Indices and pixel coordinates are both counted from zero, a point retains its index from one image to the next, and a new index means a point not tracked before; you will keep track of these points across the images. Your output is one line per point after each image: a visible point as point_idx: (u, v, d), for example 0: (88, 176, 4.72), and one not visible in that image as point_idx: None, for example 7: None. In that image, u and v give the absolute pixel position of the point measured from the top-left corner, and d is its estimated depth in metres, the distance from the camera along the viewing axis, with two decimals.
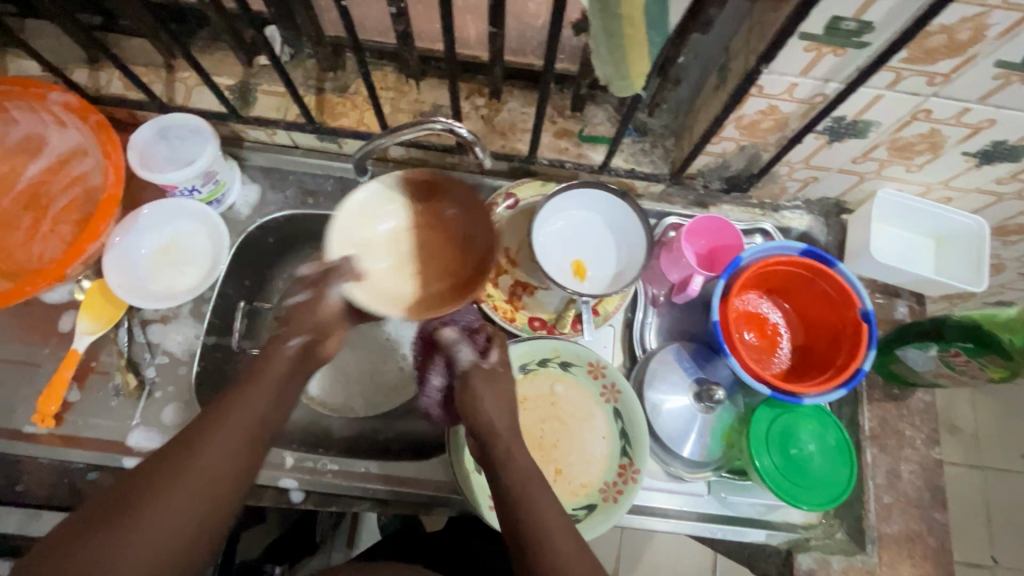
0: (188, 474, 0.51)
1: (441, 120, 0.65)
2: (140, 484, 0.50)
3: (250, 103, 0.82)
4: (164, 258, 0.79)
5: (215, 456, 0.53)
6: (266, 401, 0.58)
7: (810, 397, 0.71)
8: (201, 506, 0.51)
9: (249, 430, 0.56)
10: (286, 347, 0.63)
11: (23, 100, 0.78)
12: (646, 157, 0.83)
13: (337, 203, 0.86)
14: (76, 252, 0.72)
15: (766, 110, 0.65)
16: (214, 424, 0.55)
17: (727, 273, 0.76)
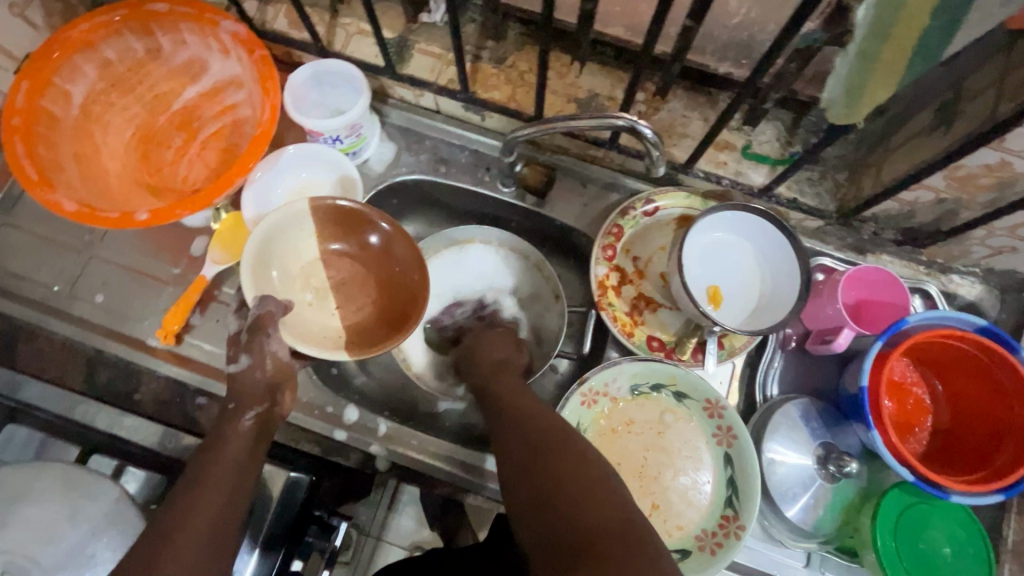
0: (183, 544, 0.52)
1: (626, 116, 0.60)
2: (143, 554, 0.51)
3: (404, 60, 0.80)
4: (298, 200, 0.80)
5: (207, 526, 0.54)
6: (235, 461, 0.60)
7: (959, 495, 0.63)
8: (196, 567, 0.52)
9: (235, 477, 0.59)
10: (241, 423, 0.63)
11: (196, 24, 0.79)
12: (812, 188, 0.75)
13: (468, 176, 0.83)
14: (227, 182, 0.72)
15: (993, 166, 0.56)
16: (202, 478, 0.57)
17: (886, 336, 0.67)
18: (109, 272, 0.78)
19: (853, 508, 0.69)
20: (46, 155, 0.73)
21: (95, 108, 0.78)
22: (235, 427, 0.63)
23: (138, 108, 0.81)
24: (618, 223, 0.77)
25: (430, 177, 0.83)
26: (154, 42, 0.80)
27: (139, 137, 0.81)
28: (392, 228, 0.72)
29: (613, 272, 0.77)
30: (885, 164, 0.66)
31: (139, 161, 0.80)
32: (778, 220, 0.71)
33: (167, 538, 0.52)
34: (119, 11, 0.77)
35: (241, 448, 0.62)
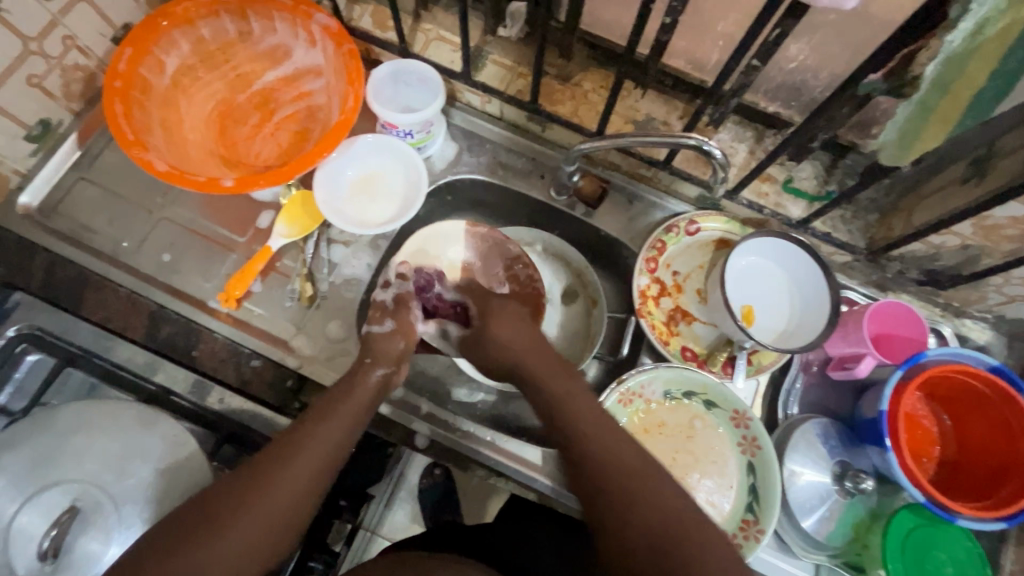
0: (291, 475, 0.57)
1: (695, 136, 0.65)
2: (259, 468, 0.57)
3: (478, 69, 0.85)
4: (368, 186, 0.84)
5: (313, 467, 0.58)
6: (355, 410, 0.64)
7: (964, 519, 0.67)
8: (293, 505, 0.56)
9: (352, 421, 0.63)
10: (371, 375, 0.68)
11: (288, 14, 0.84)
12: (844, 225, 0.81)
13: (523, 181, 0.89)
14: (309, 160, 0.76)
15: (1018, 219, 0.62)
16: (323, 416, 0.62)
17: (907, 366, 0.73)
18: (177, 234, 0.82)
19: (863, 526, 0.73)
20: (140, 119, 0.77)
21: (183, 80, 0.83)
22: (366, 378, 0.67)
23: (220, 86, 0.86)
24: (662, 238, 0.83)
25: (488, 178, 0.89)
26: (245, 26, 0.85)
27: (218, 112, 0.86)
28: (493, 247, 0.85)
29: (654, 284, 0.82)
30: (916, 211, 0.72)
31: (216, 135, 0.85)
32: (812, 249, 0.77)
33: (281, 463, 0.57)
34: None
35: (362, 400, 0.65)
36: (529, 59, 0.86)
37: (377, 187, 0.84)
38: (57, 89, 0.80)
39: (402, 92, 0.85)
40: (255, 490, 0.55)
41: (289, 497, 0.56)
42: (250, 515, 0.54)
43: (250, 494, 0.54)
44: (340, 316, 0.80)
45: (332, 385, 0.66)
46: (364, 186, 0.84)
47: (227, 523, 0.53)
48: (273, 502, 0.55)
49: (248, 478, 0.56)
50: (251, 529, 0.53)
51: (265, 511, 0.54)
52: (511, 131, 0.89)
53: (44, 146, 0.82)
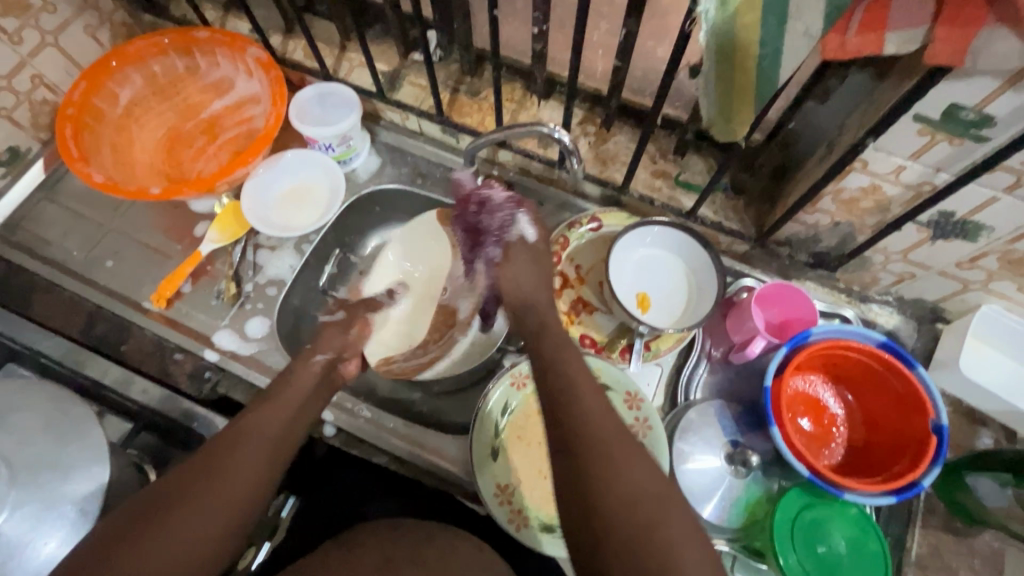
0: (245, 454, 0.57)
1: (549, 125, 0.71)
2: (205, 455, 0.56)
3: (395, 88, 0.94)
4: (296, 198, 0.91)
5: (267, 444, 0.59)
6: (299, 394, 0.67)
7: (853, 494, 0.67)
8: (253, 477, 0.56)
9: (298, 406, 0.65)
10: (314, 363, 0.71)
11: (227, 50, 0.95)
12: (736, 214, 0.84)
13: (441, 188, 0.95)
14: (229, 170, 0.86)
15: (867, 189, 0.65)
16: (268, 400, 0.64)
17: (792, 343, 0.74)
18: (122, 244, 0.91)
19: (760, 508, 0.72)
20: (88, 142, 0.87)
21: (136, 109, 0.94)
22: (308, 365, 0.71)
23: (170, 114, 0.96)
24: (565, 234, 0.87)
25: (407, 186, 0.95)
26: (193, 62, 0.97)
27: (167, 136, 0.96)
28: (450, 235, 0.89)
29: (556, 276, 0.86)
30: (790, 193, 0.75)
31: (164, 156, 0.95)
32: (698, 237, 0.80)
33: (233, 443, 0.57)
34: (169, 35, 0.93)
35: (305, 386, 0.68)
36: (442, 78, 0.94)
37: (304, 199, 0.91)
38: (25, 121, 0.91)
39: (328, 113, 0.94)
40: (206, 473, 0.54)
41: (249, 473, 0.56)
42: (203, 491, 0.53)
43: (204, 479, 0.54)
44: (261, 313, 0.86)
45: (274, 381, 0.68)
46: (291, 198, 0.91)
47: (177, 506, 0.51)
48: (229, 476, 0.54)
49: (195, 464, 0.55)
50: (207, 506, 0.52)
51: (221, 486, 0.54)
52: (431, 144, 0.97)
53: (13, 170, 0.92)
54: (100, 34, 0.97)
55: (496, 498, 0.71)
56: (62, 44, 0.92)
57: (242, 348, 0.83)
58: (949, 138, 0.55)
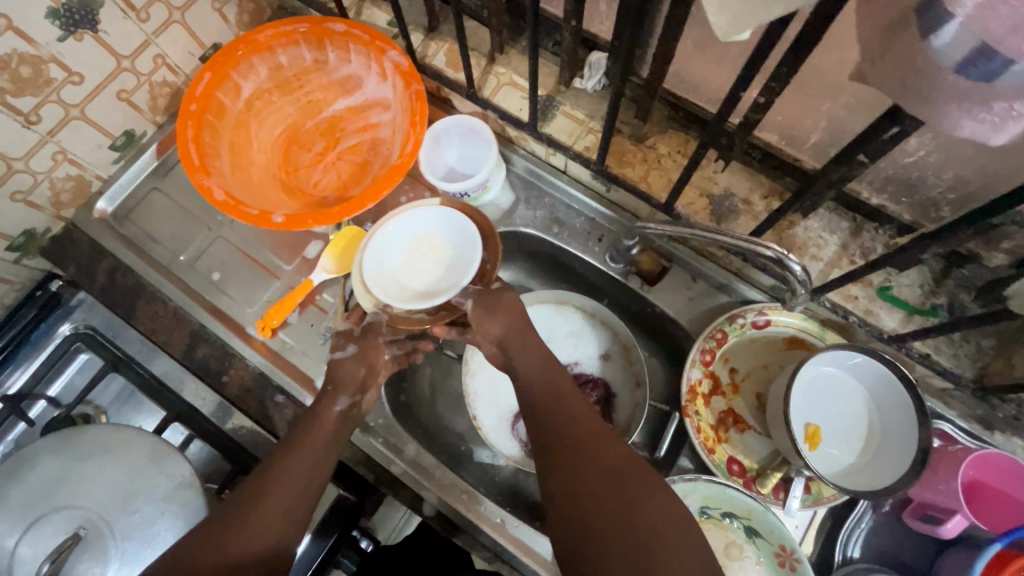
0: (268, 505, 0.59)
1: (775, 247, 0.57)
2: (236, 501, 0.59)
3: (547, 118, 0.81)
4: (423, 254, 0.75)
5: (285, 500, 0.59)
6: (323, 437, 0.65)
7: None
8: (271, 534, 0.57)
9: (323, 444, 0.65)
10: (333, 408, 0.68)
11: (363, 47, 0.82)
12: (949, 347, 0.68)
13: (580, 241, 0.82)
14: (359, 204, 0.74)
15: None
16: (285, 457, 0.63)
17: (1008, 539, 0.59)
18: (228, 255, 0.84)
19: None
20: (208, 142, 0.79)
21: (258, 103, 0.85)
22: (330, 408, 0.67)
23: (292, 110, 0.86)
24: (723, 327, 0.73)
25: (541, 234, 0.83)
26: (324, 54, 0.85)
27: (286, 136, 0.86)
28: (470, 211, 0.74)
29: (706, 379, 0.73)
30: None
31: (281, 159, 0.85)
32: (907, 385, 0.64)
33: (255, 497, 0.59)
34: (304, 24, 0.82)
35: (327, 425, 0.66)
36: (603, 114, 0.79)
37: (438, 258, 0.74)
38: (144, 104, 0.83)
39: (464, 153, 0.84)
40: (235, 522, 0.57)
41: (261, 541, 0.57)
42: (241, 542, 0.56)
43: (232, 531, 0.56)
44: None
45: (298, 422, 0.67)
46: (414, 257, 0.75)
47: (213, 553, 0.55)
48: (254, 535, 0.56)
49: (217, 525, 0.57)
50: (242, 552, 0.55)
51: (248, 538, 0.56)
52: (573, 186, 0.83)
53: (127, 154, 0.86)
54: (228, 10, 0.86)
55: None
56: (190, 21, 0.82)
57: None
58: None
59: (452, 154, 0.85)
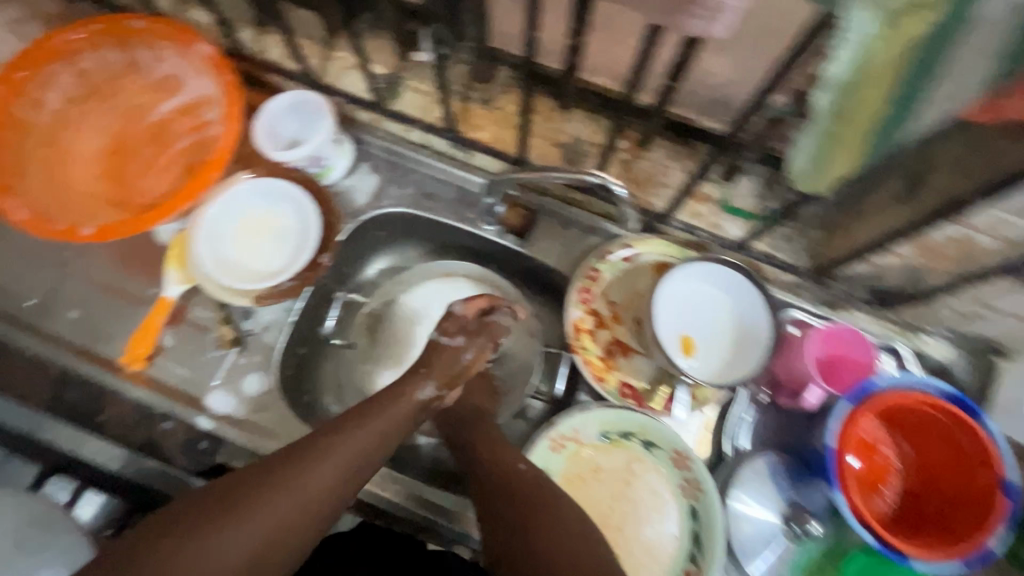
0: (325, 466, 0.54)
1: (597, 174, 0.61)
2: (254, 469, 0.53)
3: (395, 96, 0.82)
4: (255, 233, 0.79)
5: (345, 472, 0.55)
6: (393, 422, 0.61)
7: (919, 561, 0.63)
8: (326, 496, 0.54)
9: (399, 422, 0.62)
10: (420, 393, 0.65)
11: (171, 43, 0.80)
12: (785, 243, 0.76)
13: (453, 211, 0.83)
14: (171, 208, 0.74)
15: (957, 239, 0.58)
16: (319, 457, 0.55)
17: (855, 397, 0.68)
18: (83, 290, 0.78)
19: (817, 569, 0.69)
20: (9, 159, 0.76)
21: (71, 115, 0.81)
22: (412, 394, 0.65)
23: (114, 117, 0.82)
24: (595, 266, 0.78)
25: (414, 210, 0.84)
26: (133, 55, 0.82)
27: (112, 146, 0.81)
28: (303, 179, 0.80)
29: (589, 316, 0.78)
30: (854, 229, 0.68)
31: (109, 170, 0.81)
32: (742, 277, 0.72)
33: (298, 462, 0.54)
34: (98, 25, 0.79)
35: (404, 406, 0.63)
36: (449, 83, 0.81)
37: (274, 230, 0.79)
38: None
39: (304, 122, 0.81)
40: (259, 485, 0.51)
41: (291, 512, 0.52)
42: (273, 505, 0.51)
43: (266, 494, 0.51)
44: (259, 365, 0.76)
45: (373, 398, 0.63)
46: (248, 236, 0.78)
47: (250, 513, 0.50)
48: (292, 504, 0.52)
49: (238, 484, 0.51)
50: (280, 516, 0.51)
51: (292, 502, 0.52)
52: (437, 159, 0.84)
53: None
54: None
55: None
56: None
57: (241, 411, 0.74)
58: None
59: (290, 126, 0.81)
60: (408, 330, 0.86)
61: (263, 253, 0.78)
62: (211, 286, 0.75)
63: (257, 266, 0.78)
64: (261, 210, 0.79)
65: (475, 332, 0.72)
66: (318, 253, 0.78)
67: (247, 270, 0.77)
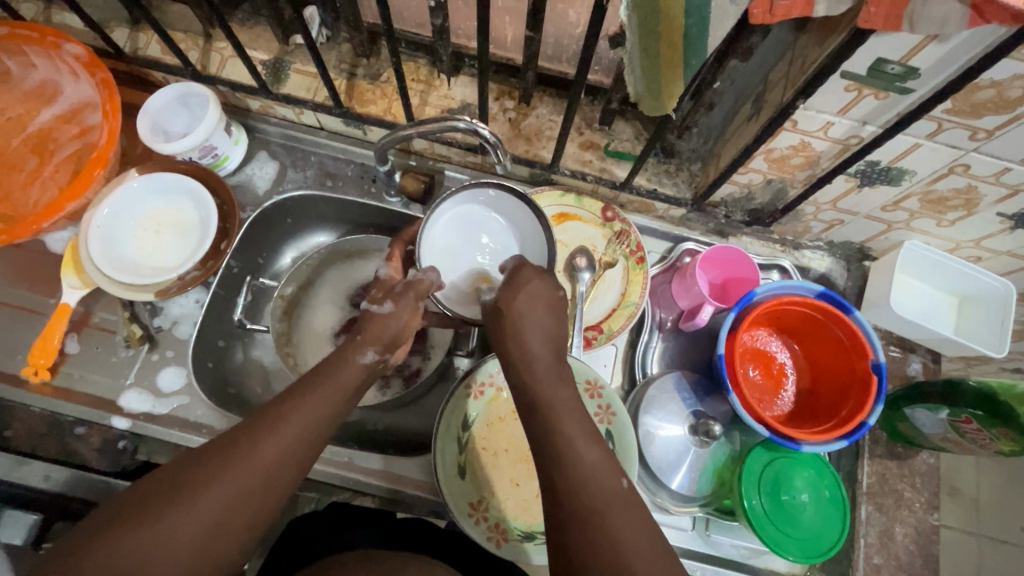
0: (241, 468, 0.47)
1: (464, 119, 0.64)
2: (157, 478, 0.46)
3: (281, 80, 0.82)
4: (155, 232, 0.78)
5: (271, 464, 0.48)
6: (339, 389, 0.55)
7: (809, 445, 0.69)
8: (262, 484, 0.48)
9: (344, 397, 0.55)
10: (362, 358, 0.58)
11: (39, 47, 0.78)
12: (669, 179, 0.81)
13: (357, 189, 0.85)
14: (56, 207, 0.72)
15: (797, 146, 0.64)
16: (274, 429, 0.50)
17: (739, 307, 0.74)
18: None
19: (726, 471, 0.74)
20: None
21: None
22: (353, 361, 0.58)
23: None
24: None
25: (317, 191, 0.85)
26: (2, 64, 0.80)
27: None
28: (193, 167, 0.79)
29: None
30: (720, 154, 0.74)
31: None
32: (625, 220, 0.81)
33: (211, 467, 0.47)
34: None
35: (350, 377, 0.57)
36: (334, 62, 0.83)
37: (176, 225, 0.79)
38: None
39: (193, 116, 0.79)
40: (169, 497, 0.45)
41: (214, 515, 0.45)
42: (184, 513, 0.44)
43: (171, 502, 0.45)
44: (173, 360, 0.76)
45: (311, 371, 0.56)
46: (148, 234, 0.78)
47: (162, 516, 0.44)
48: (212, 506, 0.45)
49: (147, 496, 0.45)
50: (203, 519, 0.45)
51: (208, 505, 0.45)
52: (334, 139, 0.86)
53: None
54: None
55: (467, 512, 0.67)
56: None
57: (158, 406, 0.73)
58: (875, 92, 0.53)
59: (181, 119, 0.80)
60: (328, 312, 0.86)
61: (165, 250, 0.78)
62: (120, 292, 0.73)
63: (160, 263, 0.77)
64: (159, 208, 0.79)
65: (403, 293, 0.64)
66: (218, 240, 0.77)
67: (149, 269, 0.76)
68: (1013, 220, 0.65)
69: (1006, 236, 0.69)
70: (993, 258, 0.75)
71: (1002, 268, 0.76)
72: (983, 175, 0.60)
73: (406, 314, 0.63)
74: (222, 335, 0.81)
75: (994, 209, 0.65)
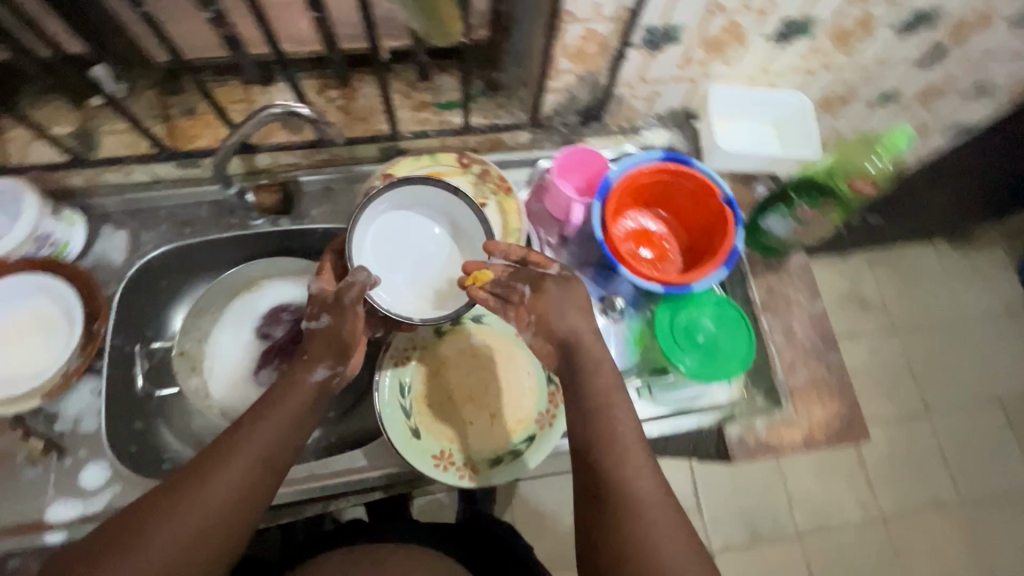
0: (195, 502, 0.50)
1: (279, 104, 0.68)
2: (121, 520, 0.49)
3: (94, 145, 0.80)
4: (20, 339, 0.74)
5: (226, 495, 0.51)
6: (288, 411, 0.57)
7: (699, 283, 0.77)
8: (218, 515, 0.50)
9: (295, 417, 0.57)
10: (311, 378, 0.59)
11: None
12: (503, 110, 0.87)
13: (218, 226, 0.84)
14: None
15: (585, 35, 0.71)
16: (220, 463, 0.52)
17: (600, 195, 0.81)
18: None
19: (647, 335, 0.81)
20: None
21: None
22: (301, 383, 0.59)
23: None
24: None
25: (178, 242, 0.82)
26: None
27: None
28: (30, 261, 0.74)
29: None
30: (532, 69, 0.80)
31: None
32: (480, 162, 0.86)
33: (166, 505, 0.49)
34: None
35: (301, 399, 0.58)
36: (144, 111, 0.80)
37: (39, 326, 0.74)
38: None
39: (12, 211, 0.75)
40: (131, 539, 0.48)
41: (175, 548, 0.48)
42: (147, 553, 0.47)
43: (133, 544, 0.48)
44: (89, 457, 0.72)
45: (263, 395, 0.58)
46: (14, 343, 0.74)
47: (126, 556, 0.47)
48: (172, 542, 0.48)
49: (111, 538, 0.48)
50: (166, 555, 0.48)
51: (167, 541, 0.48)
52: (176, 185, 0.83)
53: None
54: None
55: (433, 464, 0.69)
56: None
57: (89, 505, 0.69)
58: None
59: None
60: (237, 352, 0.84)
61: (37, 353, 0.74)
62: (4, 409, 0.70)
63: (36, 366, 0.73)
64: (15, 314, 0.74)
65: (335, 302, 0.62)
66: (89, 323, 0.73)
67: (27, 378, 0.73)
68: (776, 38, 0.77)
69: (780, 54, 0.80)
70: (783, 79, 0.87)
71: (793, 85, 0.88)
72: (735, 6, 0.70)
73: (348, 323, 0.62)
74: (135, 414, 0.78)
75: (759, 34, 0.76)
